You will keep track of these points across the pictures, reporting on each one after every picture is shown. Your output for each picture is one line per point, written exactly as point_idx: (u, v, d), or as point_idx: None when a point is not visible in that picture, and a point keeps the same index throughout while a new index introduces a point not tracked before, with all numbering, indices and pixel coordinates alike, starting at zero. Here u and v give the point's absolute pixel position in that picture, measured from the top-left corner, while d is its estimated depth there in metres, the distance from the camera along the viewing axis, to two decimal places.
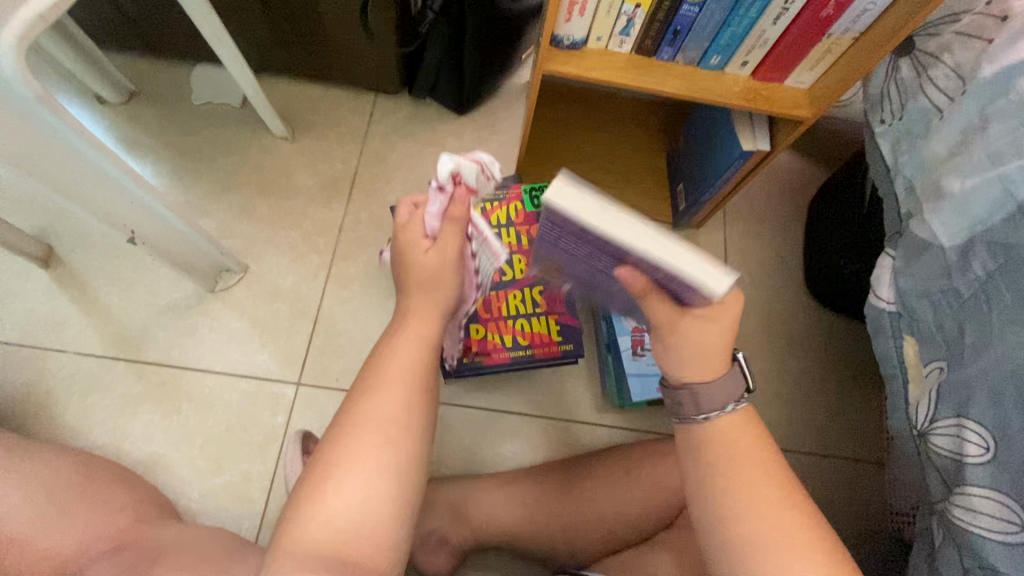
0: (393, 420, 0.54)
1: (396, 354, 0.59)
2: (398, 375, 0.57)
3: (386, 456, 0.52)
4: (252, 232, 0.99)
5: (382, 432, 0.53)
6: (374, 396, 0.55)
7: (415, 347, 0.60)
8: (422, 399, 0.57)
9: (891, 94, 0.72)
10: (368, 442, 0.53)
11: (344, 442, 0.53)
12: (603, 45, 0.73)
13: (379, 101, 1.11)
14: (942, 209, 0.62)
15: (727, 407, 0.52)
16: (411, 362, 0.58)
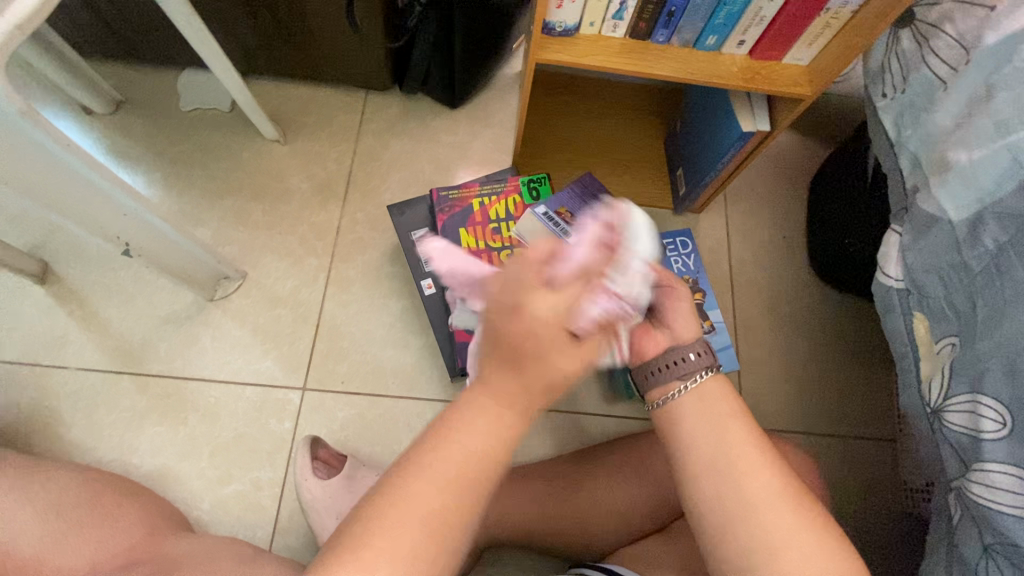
0: (440, 520, 0.40)
1: (478, 442, 0.42)
2: (472, 469, 0.41)
3: (417, 571, 0.39)
4: (249, 238, 0.97)
5: (419, 537, 0.39)
6: (417, 480, 0.41)
7: (490, 437, 0.42)
8: (482, 503, 0.42)
9: (892, 67, 0.70)
10: (403, 549, 0.39)
11: (370, 537, 0.39)
12: (596, 30, 0.71)
13: (370, 99, 1.09)
14: (949, 182, 0.61)
15: (684, 383, 0.54)
16: (489, 456, 0.42)
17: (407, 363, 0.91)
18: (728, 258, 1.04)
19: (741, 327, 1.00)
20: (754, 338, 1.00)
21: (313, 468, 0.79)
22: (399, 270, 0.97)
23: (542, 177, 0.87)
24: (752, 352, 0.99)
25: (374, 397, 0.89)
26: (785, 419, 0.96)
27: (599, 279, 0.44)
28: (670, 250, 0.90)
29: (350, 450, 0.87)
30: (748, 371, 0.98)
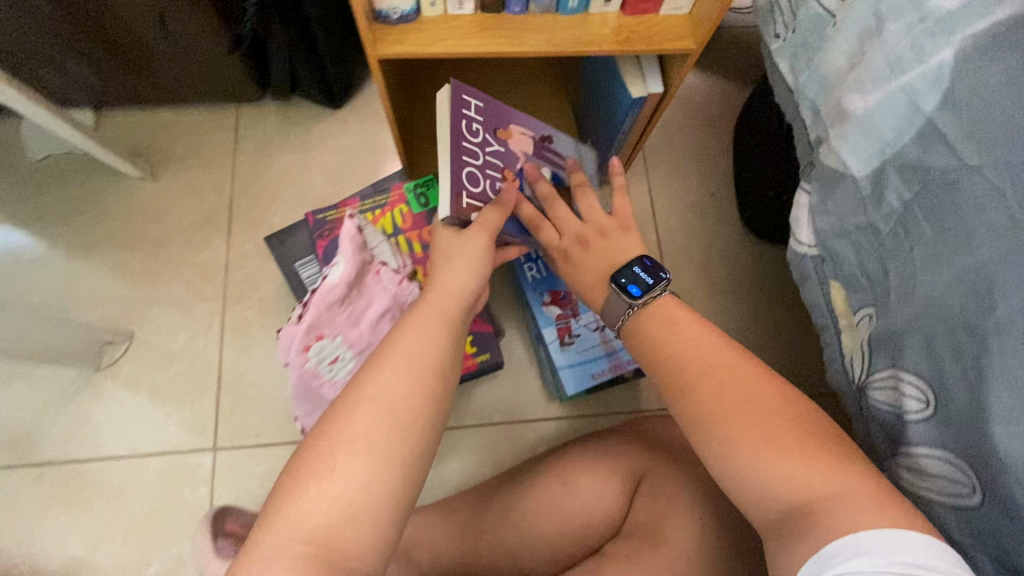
0: (385, 401, 0.44)
1: (411, 334, 0.49)
2: (411, 351, 0.47)
3: (384, 452, 0.42)
4: (130, 293, 0.88)
5: (381, 416, 0.43)
6: (376, 374, 0.45)
7: (420, 330, 0.49)
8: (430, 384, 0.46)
9: (782, 2, 0.61)
10: (356, 431, 0.42)
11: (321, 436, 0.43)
12: (440, 10, 0.61)
13: (241, 112, 0.97)
14: (847, 133, 0.53)
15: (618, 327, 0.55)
16: (420, 345, 0.48)
17: None
18: (656, 226, 0.97)
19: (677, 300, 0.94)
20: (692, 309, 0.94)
21: (218, 544, 0.66)
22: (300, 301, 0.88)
23: (429, 180, 0.77)
24: None
25: (293, 445, 0.82)
26: None
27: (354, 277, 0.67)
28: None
29: None
30: None
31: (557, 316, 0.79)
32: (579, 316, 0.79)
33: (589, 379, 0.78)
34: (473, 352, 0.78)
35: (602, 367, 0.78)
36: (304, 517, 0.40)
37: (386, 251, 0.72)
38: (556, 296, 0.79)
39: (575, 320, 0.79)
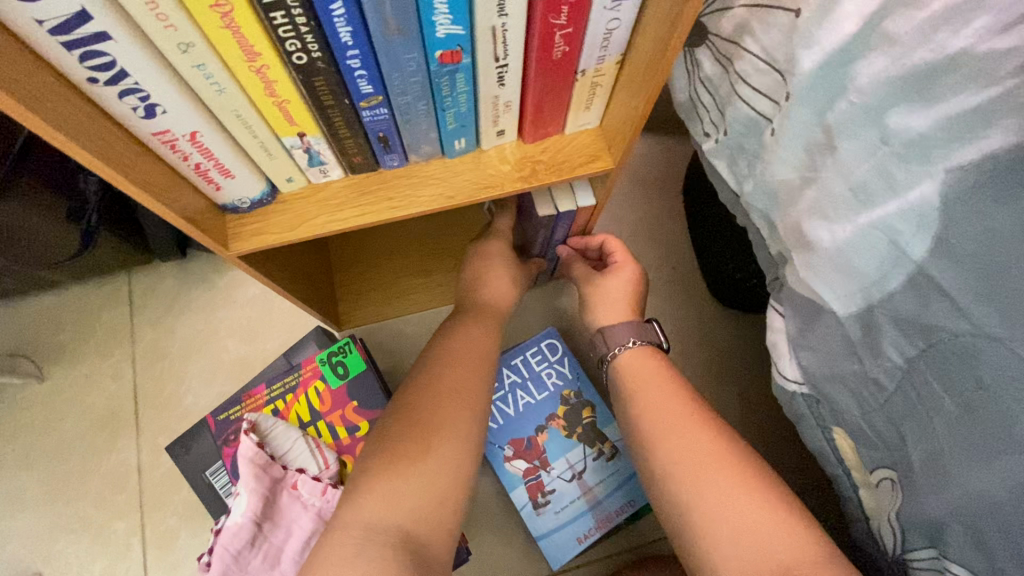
0: (445, 404, 0.48)
1: (457, 344, 0.54)
2: (462, 360, 0.52)
3: (453, 443, 0.46)
4: (29, 526, 0.75)
5: (447, 413, 0.47)
6: (446, 374, 0.50)
7: (465, 344, 0.54)
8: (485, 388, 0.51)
9: (705, 99, 0.51)
10: (424, 433, 0.46)
11: (389, 437, 0.46)
12: (301, 183, 0.50)
13: (135, 280, 0.86)
14: (816, 265, 0.43)
15: (632, 341, 0.58)
16: (467, 357, 0.52)
17: None
18: None
19: None
20: None
21: None
22: None
23: (346, 344, 0.64)
24: None
25: None
26: None
27: (264, 497, 0.58)
28: (537, 363, 0.71)
29: None
30: None
31: (524, 472, 0.67)
32: (549, 468, 0.67)
33: (573, 541, 0.66)
34: None
35: (586, 525, 0.66)
36: (377, 512, 0.42)
37: (303, 452, 0.61)
38: (519, 446, 0.68)
39: (544, 473, 0.67)
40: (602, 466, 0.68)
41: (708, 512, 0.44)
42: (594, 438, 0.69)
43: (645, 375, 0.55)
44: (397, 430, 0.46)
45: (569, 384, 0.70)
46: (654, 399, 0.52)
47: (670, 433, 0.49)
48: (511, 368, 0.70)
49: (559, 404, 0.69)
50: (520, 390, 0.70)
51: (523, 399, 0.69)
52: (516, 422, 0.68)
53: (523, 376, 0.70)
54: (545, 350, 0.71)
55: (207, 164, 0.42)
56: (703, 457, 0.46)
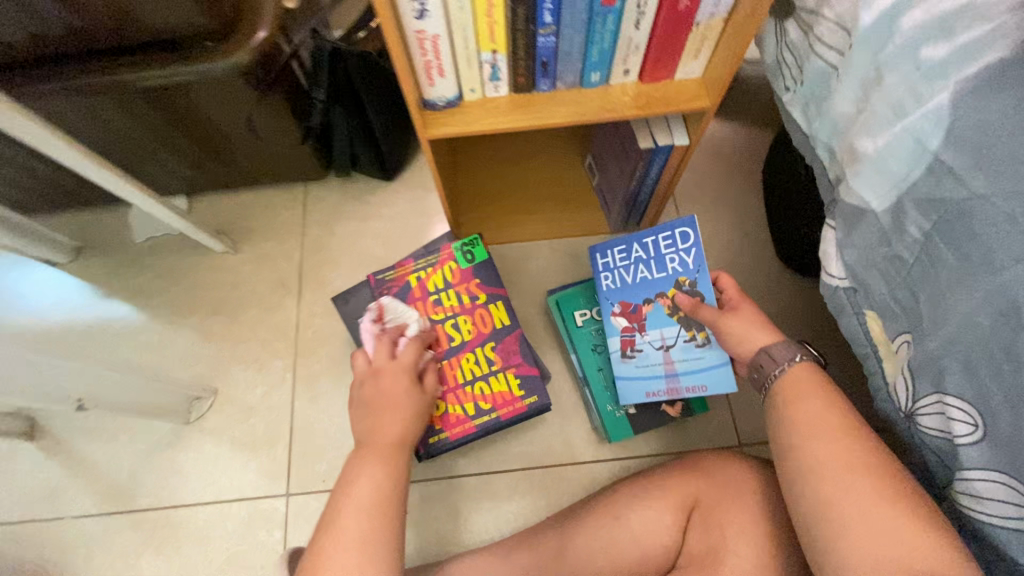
0: (367, 531, 0.56)
1: (381, 433, 0.66)
2: (351, 500, 0.59)
3: (354, 551, 0.55)
4: (216, 353, 0.99)
5: (347, 530, 0.56)
6: (350, 508, 0.58)
7: (374, 468, 0.62)
8: (394, 503, 0.60)
9: (788, 60, 0.67)
10: (346, 567, 0.54)
11: (328, 554, 0.55)
12: (480, 94, 0.71)
13: (309, 190, 1.11)
14: (862, 171, 0.57)
15: (795, 360, 0.61)
16: (371, 484, 0.60)
17: None
18: None
19: None
20: None
21: None
22: None
23: (475, 238, 0.85)
24: None
25: None
26: None
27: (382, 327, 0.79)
28: (664, 247, 0.80)
29: None
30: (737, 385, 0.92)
31: (622, 328, 0.82)
32: (644, 332, 0.81)
33: (640, 394, 0.81)
34: (520, 393, 0.80)
35: (658, 385, 0.80)
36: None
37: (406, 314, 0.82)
38: (625, 306, 0.82)
39: (638, 335, 0.81)
40: (689, 349, 0.79)
41: (845, 521, 0.50)
42: (693, 325, 0.79)
43: (804, 392, 0.59)
44: (341, 527, 0.57)
45: (686, 272, 0.78)
46: (805, 422, 0.56)
47: (809, 444, 0.55)
48: (641, 245, 0.81)
49: (671, 286, 0.79)
50: (641, 265, 0.81)
51: (642, 273, 0.81)
52: (631, 289, 0.82)
53: (647, 255, 0.81)
54: (671, 240, 0.79)
55: (433, 63, 0.63)
56: (840, 471, 0.52)
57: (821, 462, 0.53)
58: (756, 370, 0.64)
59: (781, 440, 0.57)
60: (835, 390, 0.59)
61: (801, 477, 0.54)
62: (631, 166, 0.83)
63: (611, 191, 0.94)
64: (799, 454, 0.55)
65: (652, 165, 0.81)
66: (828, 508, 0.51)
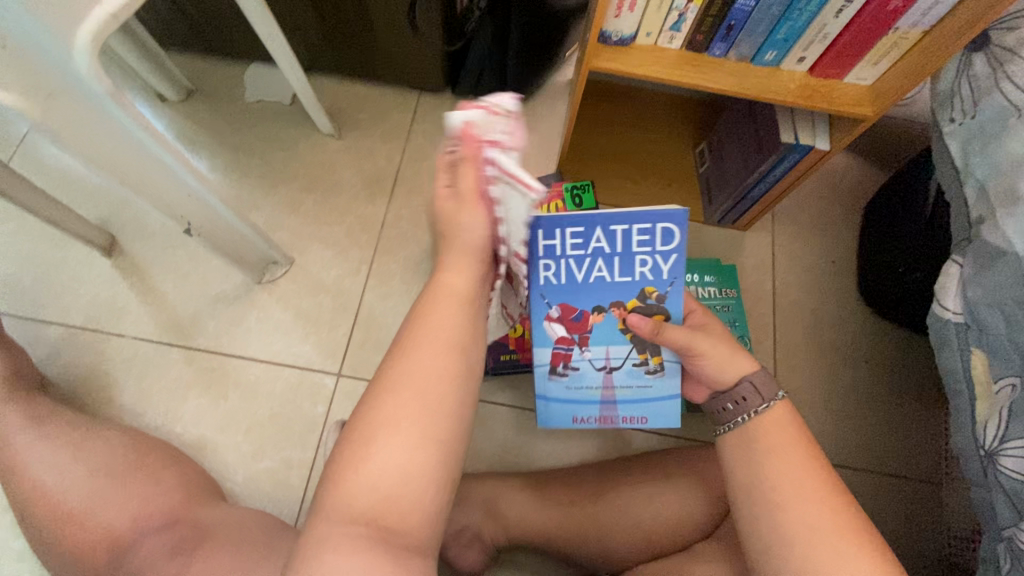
0: (440, 384, 0.46)
1: (431, 323, 0.49)
2: (434, 351, 0.47)
3: (431, 420, 0.45)
4: (299, 226, 1.01)
5: (406, 391, 0.46)
6: (410, 373, 0.46)
7: (456, 303, 0.50)
8: (467, 349, 0.49)
9: (963, 92, 0.68)
10: (416, 409, 0.45)
11: (382, 402, 0.46)
12: (652, 40, 0.71)
13: (423, 99, 1.10)
14: (1020, 215, 0.58)
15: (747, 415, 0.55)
16: (449, 325, 0.49)
17: None
18: (773, 279, 0.99)
19: (781, 354, 0.94)
20: (794, 363, 0.94)
21: None
22: (437, 267, 1.00)
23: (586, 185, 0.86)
24: (790, 378, 0.93)
25: None
26: (821, 450, 0.90)
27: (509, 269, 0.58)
28: (638, 245, 0.58)
29: None
30: (787, 398, 0.92)
31: (557, 338, 0.63)
32: (586, 348, 0.63)
33: (571, 417, 0.68)
34: None
35: (591, 412, 0.68)
36: (359, 489, 0.43)
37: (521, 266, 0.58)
38: (568, 313, 0.61)
39: (579, 349, 0.63)
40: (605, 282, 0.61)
41: None
42: (648, 347, 0.62)
43: (784, 440, 0.53)
44: (392, 396, 0.45)
45: (656, 283, 0.59)
46: (782, 462, 0.51)
47: (802, 500, 0.49)
48: (605, 234, 0.57)
49: (633, 297, 0.60)
50: (600, 261, 0.59)
51: (599, 270, 0.59)
52: (578, 289, 0.60)
53: (610, 251, 0.58)
54: (645, 245, 0.57)
55: None
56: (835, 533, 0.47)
57: (813, 524, 0.48)
58: (732, 403, 0.56)
59: (761, 488, 0.51)
60: (808, 435, 0.53)
61: (784, 544, 0.48)
62: (760, 158, 0.83)
63: (723, 182, 0.94)
64: (788, 512, 0.49)
65: (779, 163, 0.81)
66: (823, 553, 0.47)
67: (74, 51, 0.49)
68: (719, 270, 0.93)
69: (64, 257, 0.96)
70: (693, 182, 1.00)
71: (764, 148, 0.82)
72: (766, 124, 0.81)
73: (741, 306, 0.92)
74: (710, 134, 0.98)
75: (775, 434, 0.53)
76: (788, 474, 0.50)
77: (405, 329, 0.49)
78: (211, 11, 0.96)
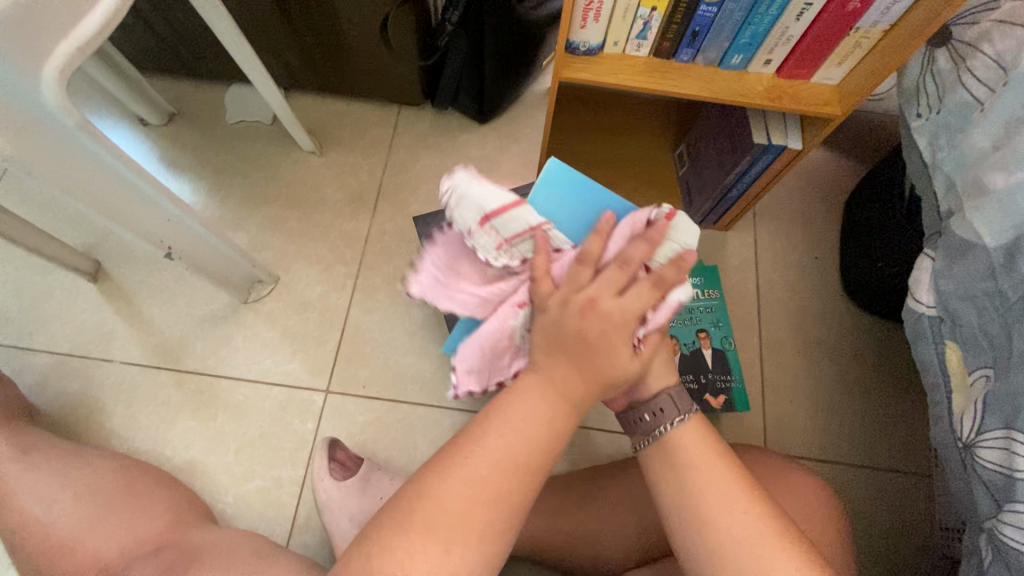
0: (506, 491, 0.44)
1: (513, 418, 0.46)
2: (511, 457, 0.44)
3: (487, 525, 0.43)
4: (284, 245, 1.02)
5: (467, 482, 0.43)
6: (474, 465, 0.44)
7: (547, 406, 0.46)
8: (541, 463, 0.46)
9: (928, 87, 0.69)
10: (474, 509, 0.43)
11: (444, 483, 0.43)
12: (620, 49, 0.72)
13: (403, 113, 1.11)
14: (984, 207, 0.58)
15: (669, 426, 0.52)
16: (540, 432, 0.46)
17: (427, 371, 0.95)
18: (756, 277, 0.99)
19: (766, 353, 0.95)
20: (780, 361, 0.94)
21: (330, 468, 0.84)
22: None
23: None
24: (776, 376, 0.94)
25: (394, 402, 0.93)
26: (810, 448, 0.90)
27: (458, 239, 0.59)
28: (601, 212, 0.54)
29: (366, 453, 0.90)
30: (775, 396, 0.92)
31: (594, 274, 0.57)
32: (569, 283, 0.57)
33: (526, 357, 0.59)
34: None
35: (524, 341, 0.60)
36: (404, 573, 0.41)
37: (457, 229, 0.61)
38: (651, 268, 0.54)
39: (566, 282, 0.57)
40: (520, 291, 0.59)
41: None
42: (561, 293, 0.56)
43: (699, 451, 0.51)
44: (455, 480, 0.43)
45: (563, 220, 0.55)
46: (701, 465, 0.50)
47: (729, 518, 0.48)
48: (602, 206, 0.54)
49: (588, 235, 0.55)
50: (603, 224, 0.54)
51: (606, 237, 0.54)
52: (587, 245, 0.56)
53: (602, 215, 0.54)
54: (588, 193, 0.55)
55: (594, 6, 0.64)
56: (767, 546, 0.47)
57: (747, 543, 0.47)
58: (649, 415, 0.53)
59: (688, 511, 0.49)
60: (723, 448, 0.52)
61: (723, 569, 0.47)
62: (734, 160, 0.84)
63: (701, 184, 0.94)
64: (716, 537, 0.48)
65: (753, 164, 0.82)
66: (748, 551, 0.47)
67: (41, 86, 0.49)
68: (702, 271, 0.95)
69: (50, 285, 0.97)
70: (673, 185, 1.01)
71: (738, 149, 0.82)
72: (740, 126, 0.81)
73: (723, 306, 0.93)
74: (688, 136, 0.99)
75: (691, 445, 0.52)
76: (711, 488, 0.49)
77: (481, 412, 0.47)
78: (187, 35, 0.97)
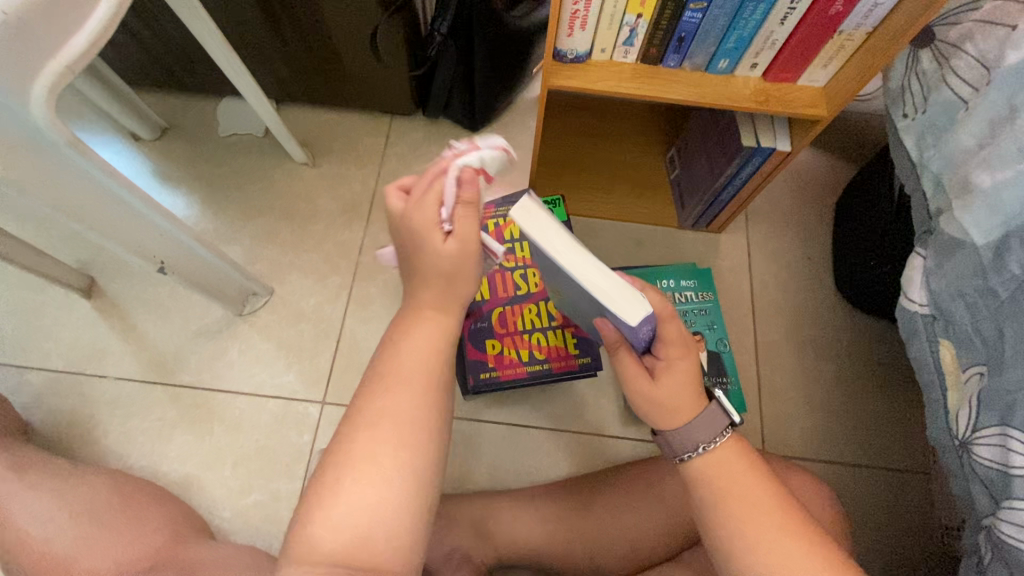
0: (415, 416, 0.47)
1: (405, 353, 0.49)
2: (403, 385, 0.48)
3: (403, 446, 0.46)
4: (277, 256, 1.02)
5: (380, 425, 0.46)
6: (387, 399, 0.47)
7: (431, 328, 0.50)
8: (439, 380, 0.50)
9: (914, 88, 0.70)
10: (392, 439, 0.46)
11: (359, 430, 0.47)
12: (607, 56, 0.72)
13: (395, 122, 1.12)
14: (972, 206, 0.59)
15: (702, 448, 0.52)
16: (429, 349, 0.50)
17: None
18: (750, 279, 1.00)
19: (762, 354, 0.95)
20: (777, 362, 0.94)
21: None
22: None
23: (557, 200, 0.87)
24: (771, 377, 0.94)
25: None
26: (807, 448, 0.90)
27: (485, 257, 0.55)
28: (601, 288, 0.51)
29: None
30: (772, 397, 0.92)
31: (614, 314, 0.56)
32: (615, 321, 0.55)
33: None
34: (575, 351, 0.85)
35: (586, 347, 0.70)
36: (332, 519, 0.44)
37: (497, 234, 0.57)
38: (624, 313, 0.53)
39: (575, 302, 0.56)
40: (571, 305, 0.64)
41: None
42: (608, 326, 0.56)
43: (738, 473, 0.51)
44: (363, 428, 0.46)
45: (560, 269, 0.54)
46: (740, 487, 0.50)
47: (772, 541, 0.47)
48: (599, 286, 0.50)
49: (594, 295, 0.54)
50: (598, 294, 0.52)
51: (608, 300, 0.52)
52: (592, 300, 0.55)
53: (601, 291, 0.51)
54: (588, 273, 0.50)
55: (580, 14, 0.64)
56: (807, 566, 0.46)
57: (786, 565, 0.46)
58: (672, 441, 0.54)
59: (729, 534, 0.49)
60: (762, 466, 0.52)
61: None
62: (723, 162, 0.84)
63: (693, 187, 0.95)
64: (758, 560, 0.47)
65: (743, 166, 0.82)
66: (756, 540, 0.47)
67: (30, 104, 0.49)
68: (696, 274, 0.94)
69: (43, 302, 0.96)
70: (664, 188, 1.02)
71: (728, 151, 0.83)
72: (729, 128, 0.82)
73: (718, 308, 0.93)
74: (677, 139, 1.00)
75: (729, 469, 0.51)
76: (754, 508, 0.49)
77: (379, 359, 0.50)
78: (177, 50, 0.97)
